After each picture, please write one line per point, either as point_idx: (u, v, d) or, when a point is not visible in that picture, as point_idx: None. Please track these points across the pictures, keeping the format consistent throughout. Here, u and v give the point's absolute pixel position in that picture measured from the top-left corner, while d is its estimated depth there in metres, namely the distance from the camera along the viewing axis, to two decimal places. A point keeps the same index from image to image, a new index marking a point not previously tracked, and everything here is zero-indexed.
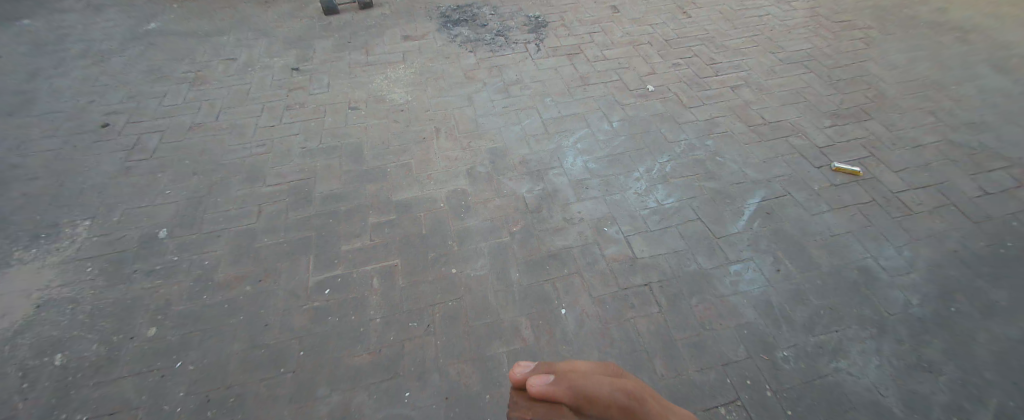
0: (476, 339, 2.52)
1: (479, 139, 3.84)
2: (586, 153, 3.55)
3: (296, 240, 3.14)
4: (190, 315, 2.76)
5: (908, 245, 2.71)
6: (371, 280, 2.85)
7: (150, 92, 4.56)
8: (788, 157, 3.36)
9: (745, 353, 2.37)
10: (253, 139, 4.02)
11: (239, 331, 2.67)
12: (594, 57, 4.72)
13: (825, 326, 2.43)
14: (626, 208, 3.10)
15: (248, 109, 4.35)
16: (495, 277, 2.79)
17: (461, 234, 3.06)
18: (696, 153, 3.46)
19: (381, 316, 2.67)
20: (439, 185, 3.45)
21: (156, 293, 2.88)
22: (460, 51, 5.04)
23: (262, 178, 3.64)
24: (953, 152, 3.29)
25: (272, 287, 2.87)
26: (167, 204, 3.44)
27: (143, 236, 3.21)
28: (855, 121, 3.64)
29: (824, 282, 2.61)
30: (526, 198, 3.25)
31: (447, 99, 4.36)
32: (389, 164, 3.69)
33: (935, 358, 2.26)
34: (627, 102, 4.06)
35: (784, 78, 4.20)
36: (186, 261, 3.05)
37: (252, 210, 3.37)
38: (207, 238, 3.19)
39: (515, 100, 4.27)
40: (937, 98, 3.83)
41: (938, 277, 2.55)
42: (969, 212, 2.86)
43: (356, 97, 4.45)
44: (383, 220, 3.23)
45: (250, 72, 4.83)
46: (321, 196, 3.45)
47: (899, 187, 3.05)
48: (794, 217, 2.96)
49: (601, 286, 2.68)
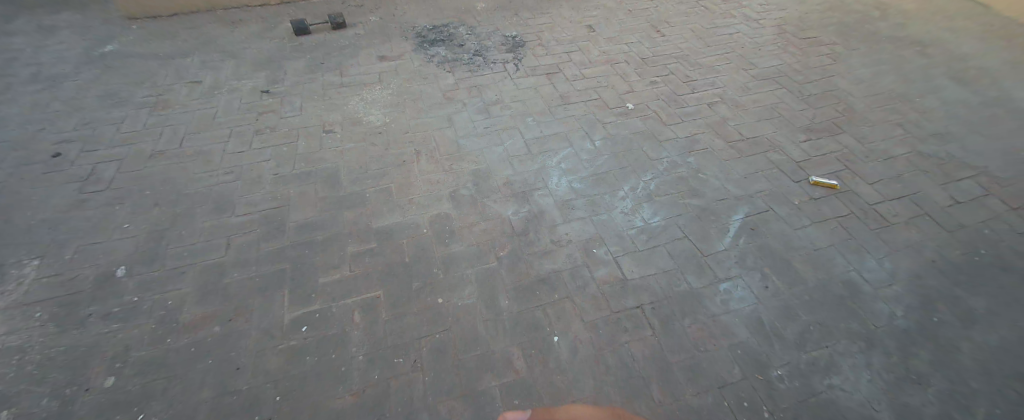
0: (466, 373, 2.41)
1: (461, 161, 3.78)
2: (570, 173, 3.54)
3: (270, 273, 2.98)
4: (152, 361, 2.55)
5: (889, 257, 2.76)
6: (352, 314, 2.71)
7: (107, 118, 4.31)
8: (767, 172, 3.41)
9: (741, 373, 2.34)
10: (221, 165, 3.83)
11: (208, 376, 2.48)
12: (573, 76, 4.76)
13: (816, 341, 2.42)
14: (613, 228, 3.08)
15: (215, 134, 4.16)
16: (483, 305, 2.70)
17: (446, 261, 2.96)
18: (679, 170, 3.49)
19: (364, 352, 2.53)
20: (421, 210, 3.35)
21: (114, 339, 2.65)
22: (438, 71, 4.99)
23: (231, 207, 3.45)
24: (924, 163, 3.44)
25: (245, 326, 2.70)
26: (126, 239, 3.21)
27: (99, 275, 2.98)
28: (829, 135, 3.73)
29: (811, 298, 2.61)
30: (512, 221, 3.20)
31: (426, 120, 4.28)
32: (368, 189, 3.57)
33: (923, 369, 2.27)
34: (607, 121, 4.07)
35: (758, 93, 4.32)
36: (148, 301, 2.84)
37: (220, 243, 3.18)
38: (172, 274, 2.99)
39: (496, 120, 4.24)
40: (904, 111, 4.03)
41: (919, 288, 2.59)
42: (943, 222, 2.95)
43: (331, 120, 4.32)
44: (364, 248, 3.10)
45: (217, 95, 4.65)
46: (296, 225, 3.30)
47: (875, 199, 3.13)
48: (778, 231, 2.98)
49: (593, 310, 2.63)
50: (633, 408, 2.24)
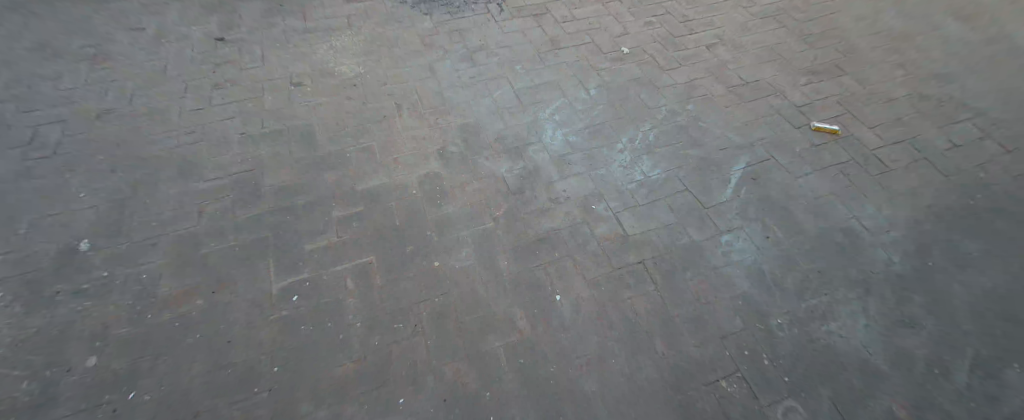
0: (469, 336, 2.35)
1: (447, 115, 3.56)
2: (565, 125, 3.46)
3: (251, 242, 2.81)
4: (136, 338, 2.41)
5: (887, 203, 2.84)
6: (344, 281, 2.60)
7: (41, 74, 3.85)
8: (768, 119, 3.43)
9: (742, 323, 2.34)
10: (179, 125, 3.50)
11: (199, 351, 2.36)
12: (562, 18, 4.46)
13: (815, 290, 2.45)
14: (612, 184, 3.03)
15: (169, 90, 3.77)
16: (482, 267, 2.62)
17: (440, 223, 2.85)
18: (678, 118, 3.46)
19: (361, 319, 2.44)
20: (409, 170, 3.17)
21: (91, 316, 2.48)
22: (414, 14, 4.58)
23: (197, 172, 3.19)
24: (924, 106, 3.49)
25: (231, 297, 2.56)
26: (86, 210, 2.96)
27: (60, 250, 2.75)
28: (831, 77, 3.77)
29: (811, 247, 2.64)
30: (506, 179, 3.09)
31: (406, 70, 3.97)
32: (349, 148, 3.34)
33: (916, 313, 2.33)
34: (601, 67, 3.94)
35: (757, 34, 4.22)
36: (122, 276, 2.65)
37: (191, 211, 2.96)
38: (144, 246, 2.79)
39: (482, 68, 3.97)
40: (905, 50, 3.99)
41: (915, 233, 2.67)
42: (940, 165, 3.05)
43: (300, 71, 3.97)
44: (350, 212, 2.94)
45: (165, 45, 4.17)
46: (272, 189, 3.09)
47: (875, 144, 3.21)
48: (778, 180, 3.01)
49: (595, 267, 2.59)
50: (638, 362, 2.21)
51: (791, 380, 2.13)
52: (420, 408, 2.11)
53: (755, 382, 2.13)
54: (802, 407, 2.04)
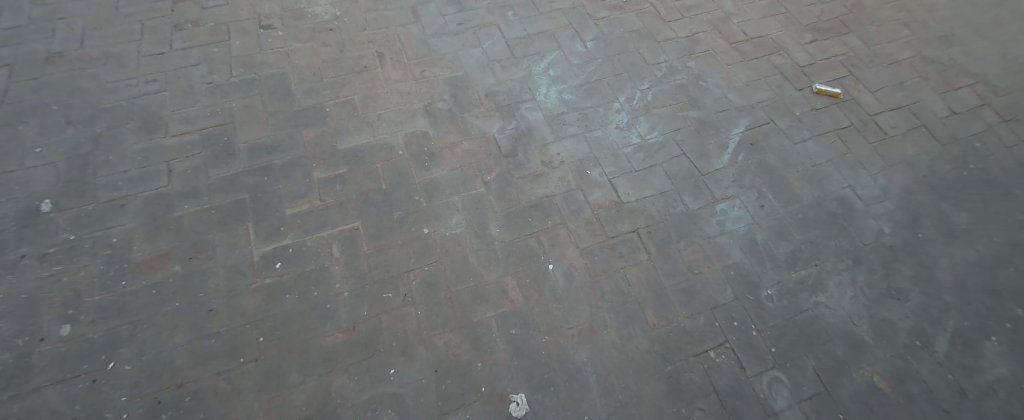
0: (460, 306, 2.31)
1: (434, 67, 3.31)
2: (560, 81, 3.26)
3: (227, 205, 2.64)
4: (111, 305, 2.28)
5: (883, 172, 2.81)
6: (328, 248, 2.50)
7: None
8: (771, 79, 3.29)
9: (733, 295, 2.35)
10: (138, 72, 3.18)
11: (179, 319, 2.25)
12: None
13: (805, 261, 2.46)
14: (608, 147, 2.92)
15: (122, 30, 3.39)
16: (473, 235, 2.54)
17: (429, 187, 2.72)
18: (678, 76, 3.29)
19: (348, 288, 2.37)
20: (394, 128, 2.99)
21: (58, 283, 2.33)
22: None
23: (163, 126, 2.93)
24: (926, 70, 3.39)
25: (209, 263, 2.42)
26: (43, 168, 2.71)
27: (18, 211, 2.54)
28: (836, 35, 3.60)
29: (805, 217, 2.63)
30: (497, 140, 2.94)
31: (387, 14, 3.64)
32: (328, 102, 3.11)
33: (903, 285, 2.37)
34: (599, 16, 3.67)
35: None
36: (89, 240, 2.47)
37: (159, 171, 2.75)
38: (111, 208, 2.59)
39: (471, 14, 3.66)
40: (912, 8, 3.83)
41: (908, 204, 2.67)
42: (938, 134, 3.00)
43: (269, 13, 3.59)
44: (333, 174, 2.78)
45: None
46: (246, 146, 2.88)
47: (875, 110, 3.13)
48: (777, 146, 2.93)
49: (588, 236, 2.53)
50: (629, 333, 2.23)
51: (777, 351, 2.18)
52: (413, 379, 2.10)
53: (743, 353, 2.18)
54: (786, 378, 2.11)
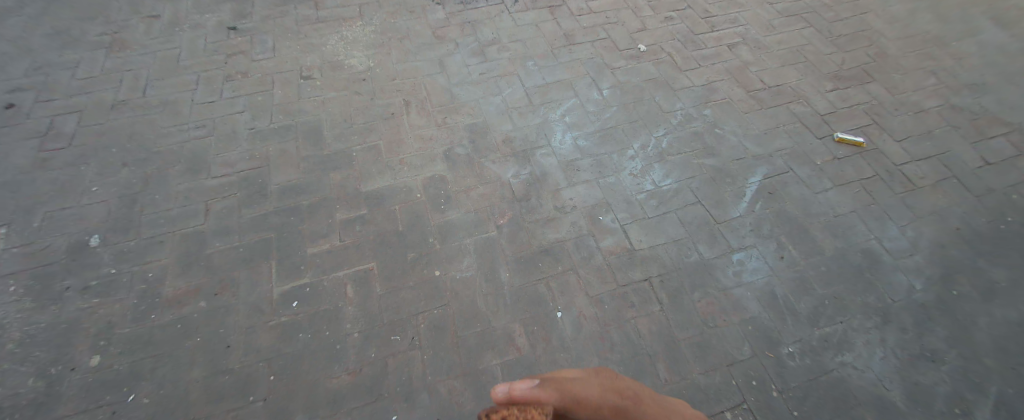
0: (467, 351, 2.31)
1: (456, 114, 3.47)
2: (576, 128, 3.34)
3: (253, 243, 2.78)
4: (138, 338, 2.40)
5: (911, 224, 2.71)
6: (343, 288, 2.57)
7: (58, 62, 3.86)
8: (790, 127, 3.27)
9: (750, 351, 2.25)
10: (190, 118, 3.48)
11: (199, 353, 2.34)
12: (579, 10, 4.31)
13: (829, 317, 2.35)
14: (621, 193, 2.93)
15: (180, 80, 3.75)
16: (483, 278, 2.57)
17: (443, 230, 2.80)
18: (694, 124, 3.32)
19: (359, 329, 2.41)
20: (414, 172, 3.11)
21: (95, 315, 2.48)
22: (427, 4, 4.45)
23: (205, 168, 3.18)
24: (956, 118, 3.31)
25: (232, 300, 2.54)
26: (97, 204, 2.97)
27: (70, 245, 2.77)
28: (857, 84, 3.56)
29: (828, 269, 2.53)
30: (512, 184, 3.01)
31: (415, 64, 3.87)
32: (355, 147, 3.29)
33: (937, 345, 2.24)
34: (616, 65, 3.79)
35: (784, 33, 4.02)
36: (127, 274, 2.65)
37: (197, 209, 2.95)
38: (150, 244, 2.78)
39: (493, 64, 3.85)
40: (939, 56, 3.78)
41: (941, 258, 2.55)
42: (971, 186, 2.91)
43: (309, 64, 3.89)
44: (353, 215, 2.90)
45: (177, 33, 4.14)
46: (278, 188, 3.06)
47: (901, 159, 3.05)
48: (797, 196, 2.87)
49: (599, 284, 2.51)
50: None
51: (798, 414, 2.05)
52: None
53: (761, 414, 2.06)
54: None
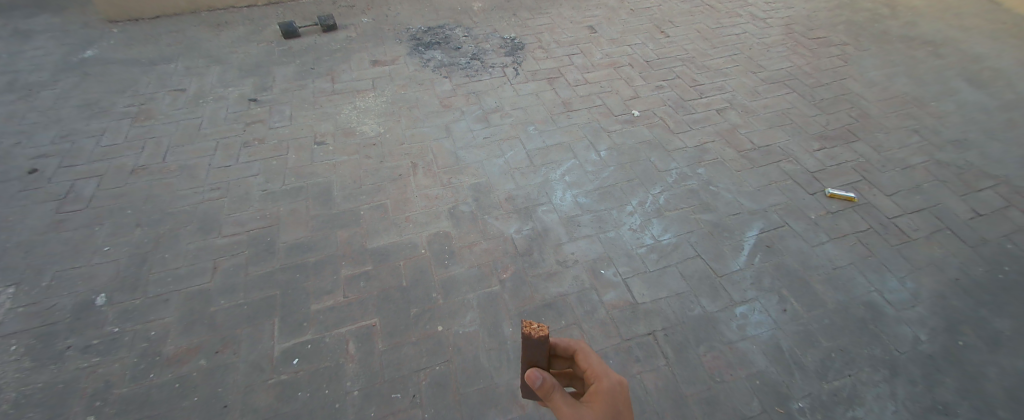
0: (469, 410, 2.26)
1: (460, 175, 3.63)
2: (575, 186, 3.47)
3: (258, 300, 2.80)
4: (134, 398, 2.35)
5: (910, 276, 2.75)
6: (346, 345, 2.55)
7: (86, 130, 4.12)
8: (782, 184, 3.40)
9: (760, 407, 2.19)
10: (206, 181, 3.65)
11: (194, 414, 2.29)
12: (575, 81, 4.64)
13: (837, 371, 2.32)
14: (622, 247, 2.99)
15: (199, 147, 3.98)
16: (486, 334, 2.57)
17: (446, 285, 2.83)
18: (689, 182, 3.45)
19: (360, 387, 2.37)
20: (419, 229, 3.20)
21: (93, 374, 2.45)
22: (435, 77, 4.82)
23: (217, 227, 3.28)
24: (943, 172, 3.45)
25: (232, 358, 2.51)
26: (107, 263, 3.03)
27: (76, 304, 2.79)
28: (843, 143, 3.75)
29: (832, 322, 2.53)
30: (514, 240, 3.09)
31: (423, 130, 4.11)
32: (363, 206, 3.41)
33: (949, 398, 2.22)
34: (612, 129, 4.01)
35: (768, 98, 4.29)
36: (130, 333, 2.64)
37: (205, 267, 3.00)
38: (156, 302, 2.80)
39: (496, 129, 4.09)
40: (919, 116, 4.00)
41: (943, 309, 2.58)
42: (965, 237, 2.98)
43: (323, 131, 4.13)
44: (358, 271, 2.94)
45: (201, 104, 4.45)
46: (286, 245, 3.13)
47: (893, 213, 3.14)
48: (794, 249, 2.93)
49: (603, 338, 2.49)
50: None
51: None
52: None
53: None
54: None
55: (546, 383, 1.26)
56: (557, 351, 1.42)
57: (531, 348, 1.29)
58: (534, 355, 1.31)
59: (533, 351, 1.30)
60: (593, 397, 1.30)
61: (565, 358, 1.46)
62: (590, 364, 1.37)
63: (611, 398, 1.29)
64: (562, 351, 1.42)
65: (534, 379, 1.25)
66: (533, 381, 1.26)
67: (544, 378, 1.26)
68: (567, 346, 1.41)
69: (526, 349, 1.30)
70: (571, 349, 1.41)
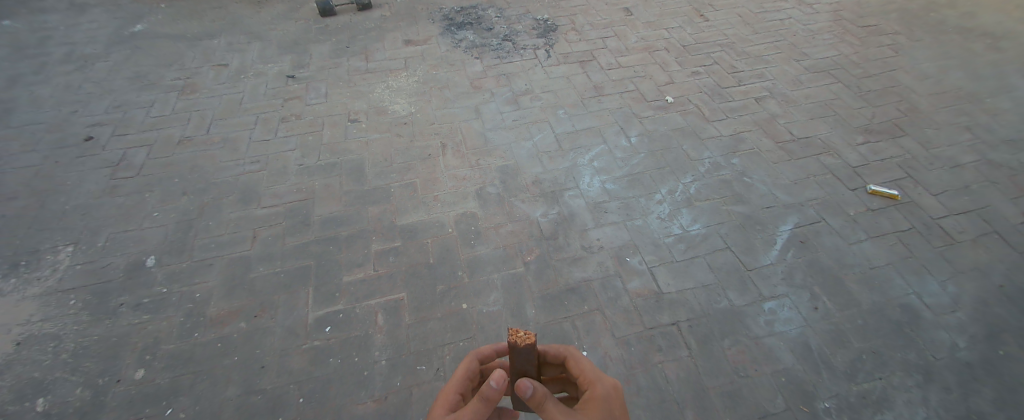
0: None
1: (489, 157, 3.65)
2: (604, 172, 3.44)
3: (293, 270, 2.92)
4: (180, 355, 2.52)
5: (952, 280, 2.63)
6: (375, 317, 2.65)
7: (136, 102, 4.33)
8: (821, 178, 3.27)
9: (784, 404, 2.17)
10: (246, 155, 3.79)
11: (233, 374, 2.44)
12: (608, 65, 4.55)
13: (867, 373, 2.27)
14: (648, 235, 2.97)
15: (240, 120, 4.13)
16: (510, 314, 2.62)
17: (472, 264, 2.88)
18: (722, 172, 3.37)
19: (387, 357, 2.47)
20: (447, 208, 3.26)
21: (143, 331, 2.64)
22: (466, 57, 4.81)
23: (257, 199, 3.41)
24: (996, 173, 3.24)
25: (269, 323, 2.65)
26: (155, 229, 3.21)
27: (128, 264, 2.99)
28: (889, 138, 3.56)
29: (865, 323, 2.45)
30: (540, 223, 3.11)
31: (453, 111, 4.13)
32: (393, 183, 3.48)
33: (984, 408, 2.14)
34: (644, 115, 3.93)
35: (811, 88, 4.10)
36: (176, 294, 2.81)
37: (245, 235, 3.15)
38: (200, 267, 2.96)
39: (526, 112, 4.06)
40: (973, 111, 3.76)
41: (984, 316, 2.47)
42: (1015, 242, 2.81)
43: (356, 109, 4.21)
44: (388, 246, 3.03)
45: (242, 79, 4.60)
46: (320, 219, 3.24)
47: (938, 213, 2.99)
48: (829, 246, 2.84)
49: (625, 325, 2.50)
50: None
51: None
52: None
53: None
54: None
55: (537, 392, 1.22)
56: (547, 359, 1.45)
57: (521, 357, 1.30)
58: (523, 364, 1.33)
59: (522, 360, 1.31)
60: (590, 403, 1.32)
61: (555, 365, 1.48)
62: (582, 369, 1.41)
63: (606, 404, 1.32)
64: (551, 358, 1.45)
65: (525, 389, 1.20)
66: (524, 391, 1.20)
67: (535, 388, 1.21)
68: (557, 353, 1.44)
69: (515, 358, 1.32)
70: (562, 356, 1.44)
